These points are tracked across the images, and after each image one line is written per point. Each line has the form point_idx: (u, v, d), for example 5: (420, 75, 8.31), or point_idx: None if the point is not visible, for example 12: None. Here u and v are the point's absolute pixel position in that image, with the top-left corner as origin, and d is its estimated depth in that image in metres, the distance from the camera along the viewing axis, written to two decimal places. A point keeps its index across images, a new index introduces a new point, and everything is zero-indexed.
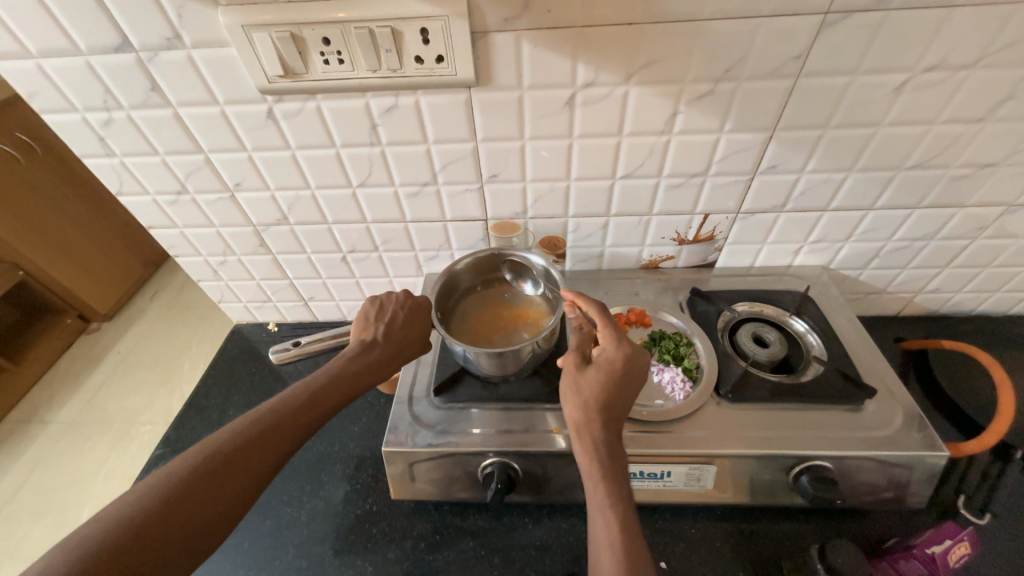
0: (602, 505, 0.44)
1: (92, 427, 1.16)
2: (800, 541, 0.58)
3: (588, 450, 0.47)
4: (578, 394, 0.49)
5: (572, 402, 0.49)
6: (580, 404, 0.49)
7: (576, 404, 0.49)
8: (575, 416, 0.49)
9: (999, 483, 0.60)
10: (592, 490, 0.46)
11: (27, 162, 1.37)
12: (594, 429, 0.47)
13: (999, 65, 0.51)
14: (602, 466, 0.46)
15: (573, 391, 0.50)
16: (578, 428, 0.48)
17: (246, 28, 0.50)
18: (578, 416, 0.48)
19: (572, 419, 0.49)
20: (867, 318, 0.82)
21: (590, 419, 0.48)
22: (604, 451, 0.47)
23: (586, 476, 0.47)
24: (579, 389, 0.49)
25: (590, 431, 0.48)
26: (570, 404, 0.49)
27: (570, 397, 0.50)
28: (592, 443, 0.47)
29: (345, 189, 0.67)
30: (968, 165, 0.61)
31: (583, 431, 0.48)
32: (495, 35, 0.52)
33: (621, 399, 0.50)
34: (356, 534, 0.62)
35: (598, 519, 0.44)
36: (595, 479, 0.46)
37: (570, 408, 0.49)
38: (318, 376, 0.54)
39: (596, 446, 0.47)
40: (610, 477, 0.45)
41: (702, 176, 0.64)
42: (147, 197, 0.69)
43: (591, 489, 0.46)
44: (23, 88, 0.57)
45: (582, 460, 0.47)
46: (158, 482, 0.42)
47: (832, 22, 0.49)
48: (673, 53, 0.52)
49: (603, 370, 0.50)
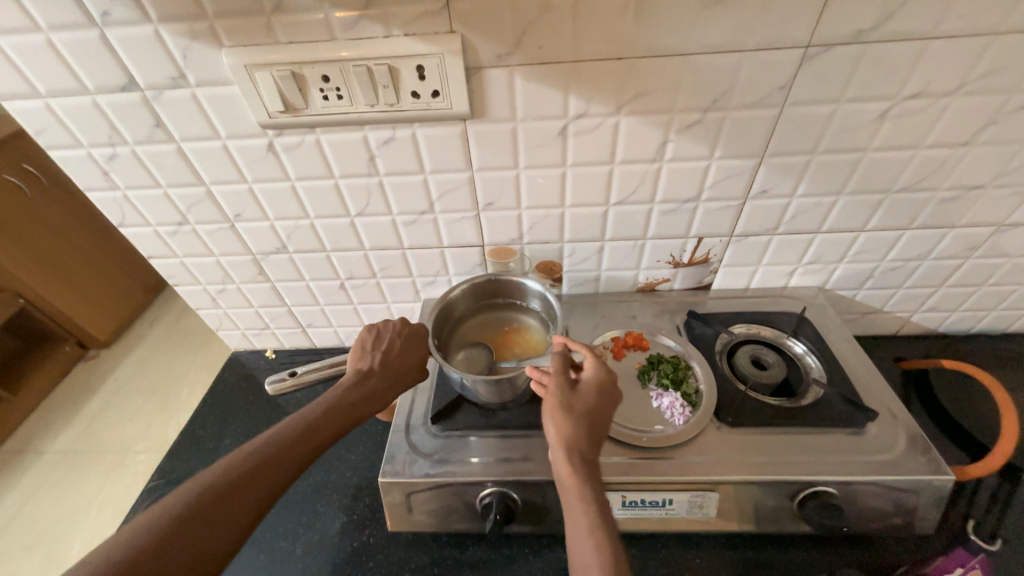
0: (593, 526, 0.42)
1: (86, 457, 1.14)
2: (808, 569, 0.56)
3: (575, 467, 0.46)
4: (569, 409, 0.49)
5: (563, 418, 0.48)
6: (571, 419, 0.48)
7: (567, 419, 0.48)
8: (565, 430, 0.47)
9: (1008, 507, 0.59)
10: (581, 508, 0.44)
11: (32, 192, 1.40)
12: (582, 444, 0.47)
13: (978, 92, 0.53)
14: (590, 483, 0.45)
15: (562, 408, 0.49)
16: (567, 444, 0.47)
17: (249, 68, 0.52)
18: (569, 431, 0.47)
19: (563, 434, 0.47)
20: (865, 337, 0.82)
21: (580, 434, 0.47)
22: (591, 469, 0.46)
23: (573, 496, 0.45)
24: (570, 405, 0.49)
25: (578, 447, 0.47)
26: (559, 419, 0.48)
27: (558, 413, 0.49)
28: (581, 461, 0.46)
29: (343, 219, 0.68)
30: (955, 187, 0.62)
31: (572, 447, 0.47)
32: (488, 70, 0.53)
33: (603, 419, 0.50)
34: (353, 568, 0.60)
35: (588, 542, 0.42)
36: (585, 497, 0.44)
37: (560, 424, 0.48)
38: (315, 407, 0.53)
39: (585, 464, 0.46)
40: (597, 495, 0.44)
41: (695, 201, 0.65)
42: (148, 229, 0.70)
43: (577, 508, 0.44)
44: (31, 126, 0.58)
45: (569, 479, 0.45)
46: (151, 520, 0.41)
47: (813, 54, 0.51)
48: (661, 85, 0.54)
49: (593, 388, 0.51)
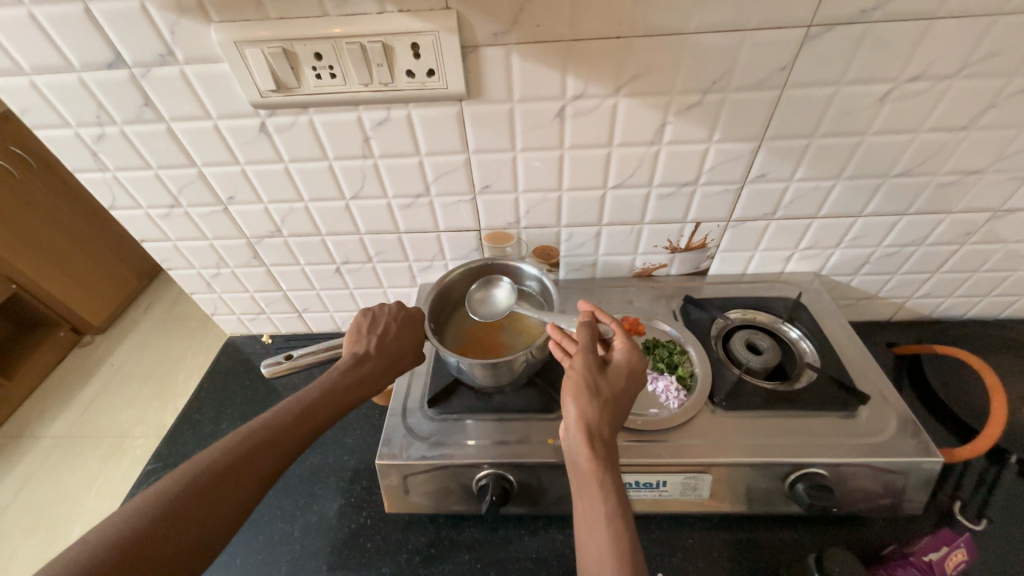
0: (611, 513, 0.43)
1: (83, 442, 1.14)
2: (798, 549, 0.57)
3: (597, 453, 0.45)
4: (595, 394, 0.48)
5: (587, 402, 0.47)
6: (595, 404, 0.47)
7: (592, 403, 0.47)
8: (590, 415, 0.47)
9: (995, 487, 0.61)
10: (600, 493, 0.44)
11: (22, 176, 1.37)
12: (604, 430, 0.46)
13: (980, 74, 0.52)
14: (609, 470, 0.45)
15: (587, 391, 0.48)
16: (590, 429, 0.46)
17: (239, 44, 0.51)
18: (593, 417, 0.47)
19: (587, 419, 0.46)
20: (860, 324, 0.83)
21: (603, 420, 0.47)
22: (610, 456, 0.46)
23: (592, 481, 0.45)
24: (596, 389, 0.48)
25: (600, 433, 0.46)
26: (584, 403, 0.47)
27: (583, 397, 0.47)
28: (602, 447, 0.46)
29: (338, 202, 0.68)
30: (954, 172, 0.62)
31: (594, 433, 0.46)
32: (485, 49, 0.52)
33: (625, 405, 0.50)
34: (350, 549, 0.61)
35: (604, 527, 0.42)
36: (603, 484, 0.44)
37: (584, 408, 0.47)
38: (311, 390, 0.54)
39: (605, 451, 0.46)
40: (615, 482, 0.45)
41: (693, 185, 0.65)
42: (140, 211, 0.69)
43: (596, 494, 0.44)
44: (16, 104, 0.57)
45: (590, 465, 0.45)
46: (148, 501, 0.41)
47: (815, 34, 0.50)
48: (660, 66, 0.53)
49: (620, 373, 0.50)
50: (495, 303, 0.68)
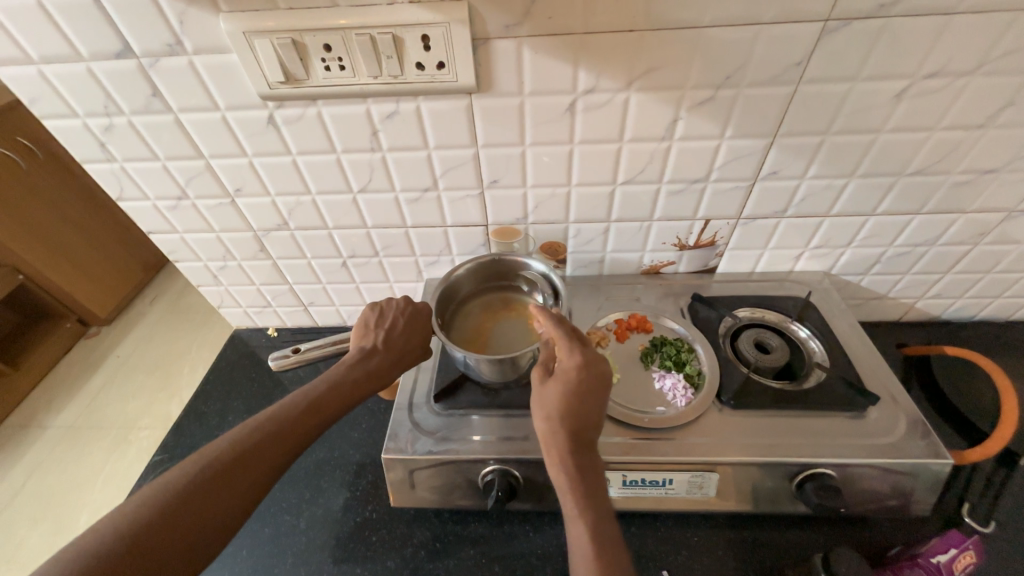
0: (574, 517, 0.44)
1: (90, 432, 1.15)
2: (804, 548, 0.57)
3: (554, 460, 0.47)
4: (541, 405, 0.48)
5: (536, 414, 0.49)
6: (545, 416, 0.48)
7: (541, 416, 0.48)
8: (540, 426, 0.48)
9: (1003, 489, 0.60)
10: (564, 497, 0.45)
11: (28, 166, 1.37)
12: (555, 438, 0.47)
13: (999, 72, 0.51)
14: (570, 475, 0.46)
15: (537, 405, 0.49)
16: (544, 438, 0.48)
17: (248, 34, 0.50)
18: (542, 426, 0.48)
19: (538, 430, 0.48)
20: (868, 324, 0.82)
21: (552, 429, 0.47)
22: (574, 461, 0.46)
23: (558, 487, 0.46)
24: (540, 400, 0.49)
25: (553, 441, 0.47)
26: (535, 415, 0.49)
27: (535, 411, 0.49)
28: (557, 453, 0.47)
29: (345, 195, 0.67)
30: (969, 172, 0.61)
31: (551, 443, 0.47)
32: (496, 41, 0.52)
33: (582, 407, 0.48)
34: (356, 542, 0.61)
35: (574, 530, 0.44)
36: (567, 490, 0.45)
37: (538, 422, 0.49)
38: (318, 385, 0.53)
39: (565, 458, 0.46)
40: (576, 486, 0.45)
41: (704, 182, 0.64)
42: (147, 203, 0.69)
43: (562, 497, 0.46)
44: (24, 94, 0.57)
45: (551, 471, 0.47)
46: (159, 491, 0.42)
47: (832, 29, 0.49)
48: (673, 60, 0.52)
49: (562, 380, 0.49)
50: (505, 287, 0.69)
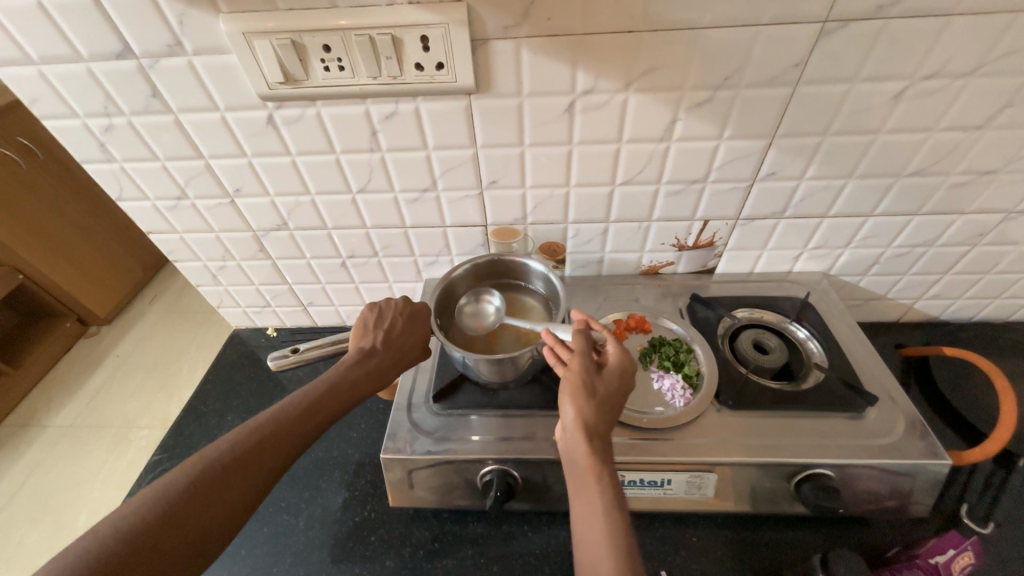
0: (608, 512, 0.43)
1: (89, 432, 1.15)
2: (802, 549, 0.57)
3: (594, 451, 0.45)
4: (593, 395, 0.48)
5: (584, 402, 0.47)
6: (593, 405, 0.47)
7: (588, 404, 0.47)
8: (588, 415, 0.47)
9: (1002, 490, 0.60)
10: (598, 491, 0.44)
11: (27, 166, 1.37)
12: (601, 428, 0.47)
13: (997, 73, 0.52)
14: (608, 468, 0.45)
15: (586, 393, 0.48)
16: (588, 427, 0.46)
17: (248, 35, 0.50)
18: (590, 415, 0.47)
19: (584, 419, 0.46)
20: (867, 325, 0.82)
21: (600, 420, 0.47)
22: (608, 455, 0.46)
23: (591, 479, 0.44)
24: (593, 390, 0.48)
25: (597, 431, 0.46)
26: (581, 403, 0.47)
27: (580, 399, 0.47)
28: (599, 445, 0.46)
29: (344, 196, 0.67)
30: (968, 173, 0.61)
31: (593, 433, 0.46)
32: (495, 42, 0.52)
33: (621, 405, 0.50)
34: (355, 542, 0.61)
35: (605, 524, 0.42)
36: (602, 482, 0.44)
37: (581, 409, 0.47)
38: (317, 385, 0.53)
39: (603, 449, 0.46)
40: (614, 479, 0.45)
41: (702, 182, 0.64)
42: (147, 203, 0.69)
43: (595, 493, 0.44)
44: (24, 94, 0.57)
45: (587, 463, 0.45)
46: (159, 491, 0.42)
47: (830, 30, 0.49)
48: (672, 61, 0.52)
49: (617, 375, 0.50)
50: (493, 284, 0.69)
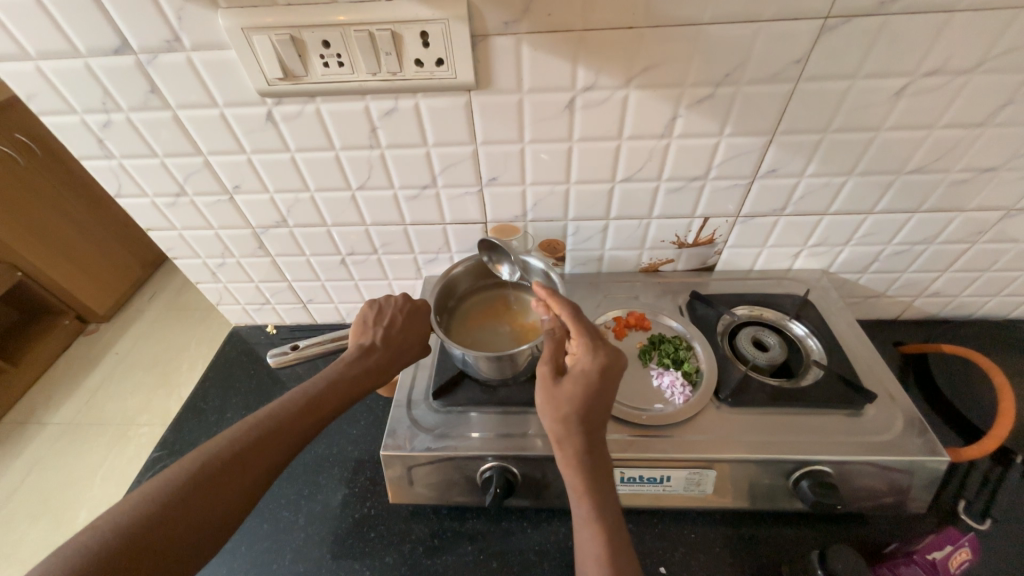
0: (588, 518, 0.45)
1: (89, 429, 1.15)
2: (801, 545, 0.57)
3: (568, 462, 0.47)
4: (554, 410, 0.47)
5: (548, 418, 0.48)
6: (556, 420, 0.47)
7: (553, 419, 0.47)
8: (553, 430, 0.47)
9: (1000, 487, 0.60)
10: (577, 499, 0.46)
11: (25, 162, 1.36)
12: (570, 441, 0.47)
13: (997, 70, 0.51)
14: (584, 478, 0.46)
15: (549, 409, 0.48)
16: (557, 441, 0.47)
17: (246, 30, 0.50)
18: (556, 430, 0.47)
19: (551, 433, 0.47)
20: (866, 322, 0.82)
21: (567, 433, 0.47)
22: (586, 463, 0.46)
23: (569, 487, 0.47)
24: (552, 405, 0.47)
25: (567, 443, 0.47)
26: (546, 419, 0.48)
27: (545, 414, 0.48)
28: (573, 455, 0.46)
29: (344, 192, 0.67)
30: (968, 170, 0.61)
31: (564, 445, 0.47)
32: (495, 38, 0.51)
33: (597, 408, 0.47)
34: (354, 538, 0.61)
35: (586, 530, 0.45)
36: (581, 490, 0.46)
37: (548, 424, 0.48)
38: (316, 382, 0.53)
39: (577, 460, 0.46)
40: (593, 488, 0.46)
41: (703, 179, 0.64)
42: (146, 199, 0.69)
43: (574, 500, 0.46)
44: (22, 90, 0.56)
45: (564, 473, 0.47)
46: (158, 488, 0.42)
47: (832, 26, 0.49)
48: (673, 57, 0.52)
49: (578, 384, 0.47)
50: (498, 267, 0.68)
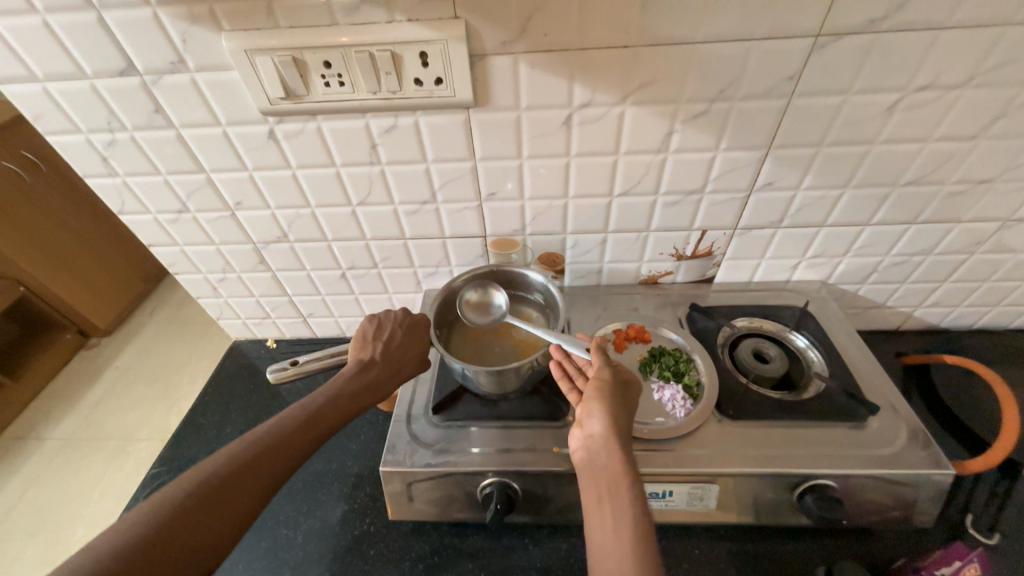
0: (637, 516, 0.42)
1: (87, 445, 1.14)
2: (806, 561, 0.56)
3: (625, 454, 0.46)
4: (622, 403, 0.50)
5: (616, 407, 0.49)
6: (622, 412, 0.49)
7: (620, 411, 0.49)
8: (619, 420, 0.48)
9: (1007, 500, 0.60)
10: (628, 494, 0.43)
11: (30, 178, 1.38)
12: (628, 435, 0.48)
13: (989, 84, 0.52)
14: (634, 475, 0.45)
15: (615, 400, 0.49)
16: (618, 431, 0.47)
17: (249, 52, 0.51)
18: (621, 420, 0.48)
19: (615, 422, 0.48)
20: (867, 333, 0.82)
21: (627, 427, 0.48)
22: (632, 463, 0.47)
23: (620, 481, 0.44)
24: (621, 398, 0.50)
25: (626, 436, 0.47)
26: (611, 408, 0.48)
27: (611, 404, 0.49)
28: (627, 450, 0.47)
29: (344, 208, 0.68)
30: (963, 182, 0.61)
31: (622, 437, 0.47)
32: (493, 57, 0.52)
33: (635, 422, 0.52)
34: (353, 556, 0.61)
35: (633, 530, 0.41)
36: (628, 488, 0.43)
37: (613, 412, 0.48)
38: (316, 397, 0.53)
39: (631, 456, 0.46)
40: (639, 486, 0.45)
41: (700, 193, 0.65)
42: (148, 216, 0.70)
43: (624, 496, 0.43)
44: (28, 110, 0.58)
45: (617, 464, 0.45)
46: (155, 507, 0.41)
47: (823, 44, 0.50)
48: (668, 74, 0.53)
49: (637, 392, 0.53)
50: (486, 298, 0.69)
